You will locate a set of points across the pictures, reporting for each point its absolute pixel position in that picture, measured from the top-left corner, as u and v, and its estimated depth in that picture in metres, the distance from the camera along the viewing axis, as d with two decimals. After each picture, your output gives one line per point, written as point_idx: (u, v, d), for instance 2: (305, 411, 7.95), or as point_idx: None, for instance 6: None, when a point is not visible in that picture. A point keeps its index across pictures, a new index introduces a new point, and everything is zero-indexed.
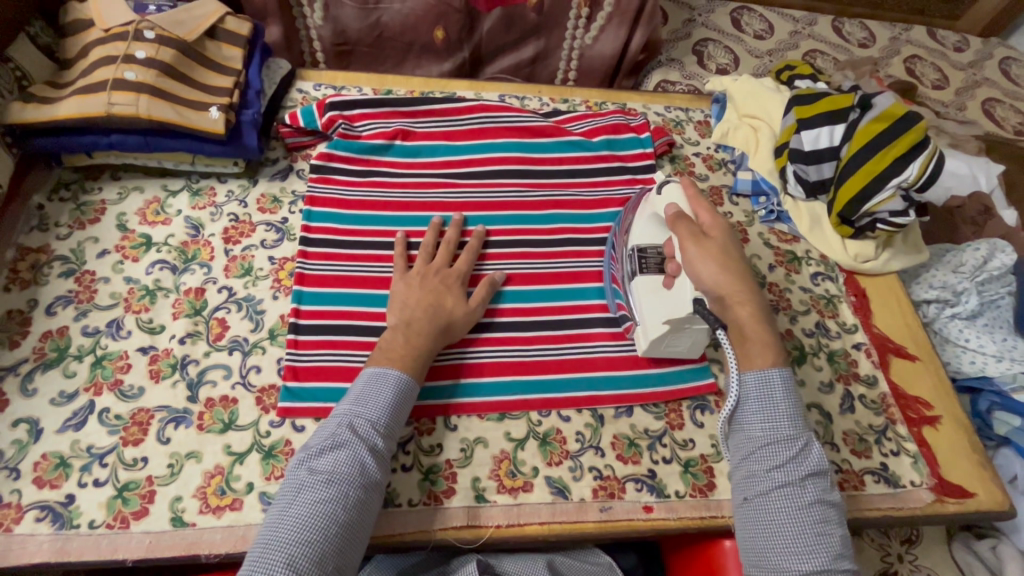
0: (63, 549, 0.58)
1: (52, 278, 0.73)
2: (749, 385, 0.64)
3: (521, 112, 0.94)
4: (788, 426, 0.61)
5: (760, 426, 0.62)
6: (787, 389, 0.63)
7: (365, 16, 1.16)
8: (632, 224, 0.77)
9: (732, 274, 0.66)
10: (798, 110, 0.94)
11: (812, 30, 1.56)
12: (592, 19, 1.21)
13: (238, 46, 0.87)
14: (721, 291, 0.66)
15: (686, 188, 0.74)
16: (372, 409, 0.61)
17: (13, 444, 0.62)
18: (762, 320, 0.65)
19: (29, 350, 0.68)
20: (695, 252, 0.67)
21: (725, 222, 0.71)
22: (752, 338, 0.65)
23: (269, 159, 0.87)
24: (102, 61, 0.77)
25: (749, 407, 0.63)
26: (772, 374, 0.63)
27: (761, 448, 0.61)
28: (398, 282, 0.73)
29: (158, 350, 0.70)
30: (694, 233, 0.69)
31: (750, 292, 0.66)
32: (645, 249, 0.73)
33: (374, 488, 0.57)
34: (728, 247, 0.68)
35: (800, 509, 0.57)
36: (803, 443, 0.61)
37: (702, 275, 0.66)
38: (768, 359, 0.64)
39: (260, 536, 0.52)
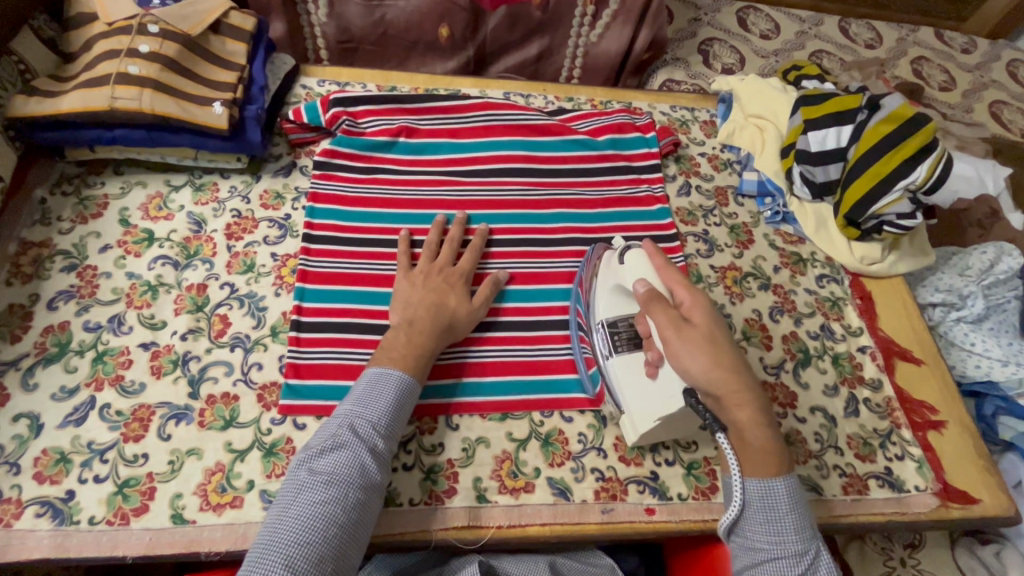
0: (63, 544, 0.58)
1: (54, 272, 0.73)
2: (752, 492, 0.57)
3: (526, 110, 0.94)
4: (796, 540, 0.56)
5: (766, 540, 0.56)
6: (793, 501, 0.57)
7: (369, 12, 1.15)
8: (598, 293, 0.73)
9: (726, 368, 0.57)
10: (806, 111, 0.94)
11: (818, 30, 1.55)
12: (597, 17, 1.21)
13: (243, 42, 0.86)
14: (710, 388, 0.57)
15: (652, 258, 0.67)
16: (373, 410, 0.60)
17: (13, 439, 0.62)
18: (762, 420, 0.57)
19: (30, 345, 0.68)
20: (676, 343, 0.58)
21: (706, 300, 0.62)
22: (753, 445, 0.57)
23: (273, 156, 0.87)
24: (105, 55, 0.76)
25: (751, 515, 0.57)
26: (776, 485, 0.57)
27: (766, 560, 0.55)
28: (401, 279, 0.73)
29: (160, 346, 0.69)
30: (673, 321, 0.60)
31: (747, 388, 0.57)
32: (617, 323, 0.70)
33: (373, 489, 0.57)
34: (715, 334, 0.59)
35: None
36: (811, 558, 0.56)
37: (690, 370, 0.58)
38: (772, 466, 0.57)
39: (259, 537, 0.52)
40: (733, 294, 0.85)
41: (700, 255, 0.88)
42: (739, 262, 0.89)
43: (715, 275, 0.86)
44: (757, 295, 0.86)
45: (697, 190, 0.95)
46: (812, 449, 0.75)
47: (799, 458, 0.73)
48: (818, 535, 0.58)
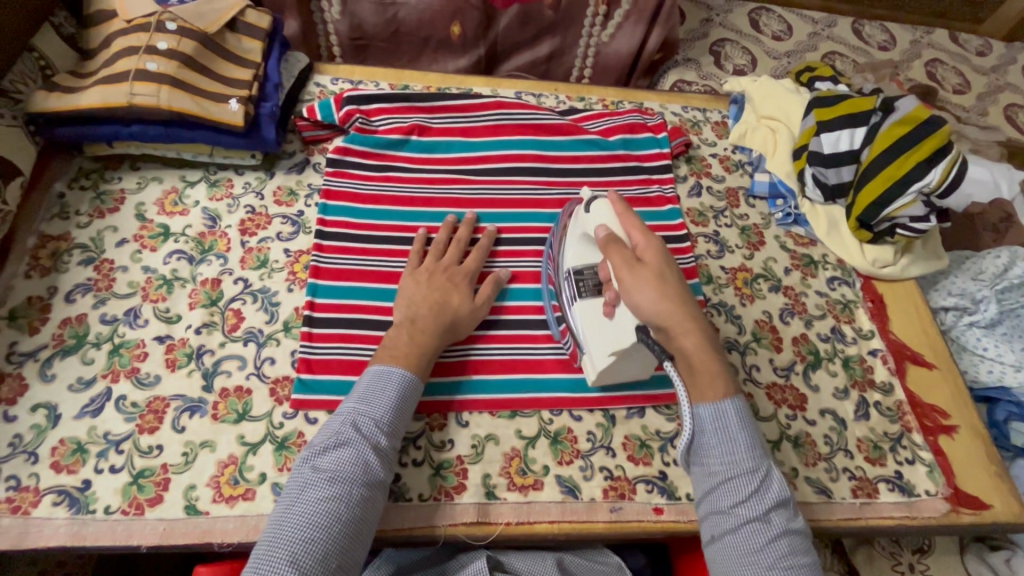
0: (80, 533, 0.59)
1: (72, 265, 0.74)
2: (703, 418, 0.59)
3: (538, 109, 0.94)
4: (747, 458, 0.57)
5: (719, 461, 0.57)
6: (742, 420, 0.58)
7: (382, 11, 1.16)
8: (568, 243, 0.73)
9: (674, 301, 0.59)
10: (818, 112, 0.93)
11: (831, 32, 1.54)
12: (609, 16, 1.21)
13: (258, 39, 0.87)
14: (659, 320, 0.59)
15: (614, 206, 0.67)
16: (375, 408, 0.61)
17: (32, 429, 0.63)
18: (708, 347, 0.59)
19: (48, 336, 0.69)
20: (628, 279, 0.60)
21: (659, 241, 0.63)
22: (700, 370, 0.59)
23: (286, 152, 0.88)
24: (124, 52, 0.77)
25: (704, 439, 0.59)
26: (725, 406, 0.58)
27: (720, 483, 0.57)
28: (406, 277, 0.73)
29: (174, 339, 0.70)
30: (626, 260, 0.61)
31: (694, 319, 0.59)
32: (582, 271, 0.70)
33: (377, 486, 0.57)
34: (664, 272, 0.61)
35: (767, 547, 0.53)
36: (763, 474, 0.56)
37: (639, 304, 0.59)
38: (719, 390, 0.59)
39: (265, 534, 0.52)
40: (743, 296, 0.85)
41: (710, 255, 0.88)
42: (750, 264, 0.89)
43: (725, 277, 0.86)
44: (768, 297, 0.86)
45: (708, 191, 0.95)
46: (821, 451, 0.74)
47: (808, 460, 0.73)
48: (772, 458, 0.59)
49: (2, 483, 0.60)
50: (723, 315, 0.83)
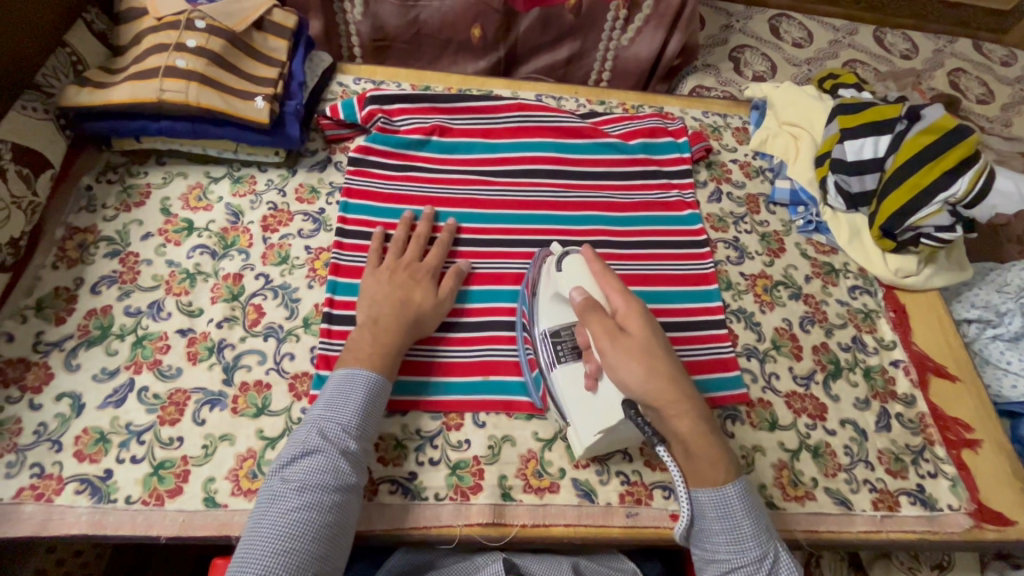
0: (101, 522, 0.59)
1: (98, 258, 0.75)
2: (703, 503, 0.58)
3: (559, 112, 0.94)
4: (754, 545, 0.57)
5: (725, 549, 0.57)
6: (745, 503, 0.58)
7: (403, 12, 1.17)
8: (542, 305, 0.70)
9: (663, 378, 0.57)
10: (842, 119, 0.92)
11: (853, 39, 1.53)
12: (630, 21, 1.21)
13: (284, 39, 0.88)
14: (648, 398, 0.57)
15: (590, 264, 0.65)
16: (342, 413, 0.60)
17: (56, 417, 0.64)
18: (703, 426, 0.57)
19: (74, 327, 0.70)
20: (613, 355, 0.57)
21: (641, 307, 0.60)
22: (697, 452, 0.57)
23: (308, 150, 0.89)
24: (154, 49, 0.79)
25: (707, 525, 0.58)
26: (726, 490, 0.58)
27: (729, 571, 0.57)
28: (368, 276, 0.73)
29: (196, 333, 0.71)
30: (609, 331, 0.58)
31: (686, 397, 0.57)
32: (559, 331, 0.68)
33: (350, 490, 0.57)
34: (650, 345, 0.58)
35: None
36: (770, 559, 0.57)
37: (626, 381, 0.57)
38: (719, 471, 0.58)
39: (239, 548, 0.53)
40: (763, 303, 0.84)
41: (730, 262, 0.88)
42: (770, 271, 0.88)
43: (745, 283, 0.86)
44: (788, 305, 0.85)
45: (728, 197, 0.94)
46: (841, 462, 0.73)
47: (828, 470, 0.72)
48: (775, 536, 0.59)
49: (27, 469, 0.61)
50: (742, 322, 0.82)
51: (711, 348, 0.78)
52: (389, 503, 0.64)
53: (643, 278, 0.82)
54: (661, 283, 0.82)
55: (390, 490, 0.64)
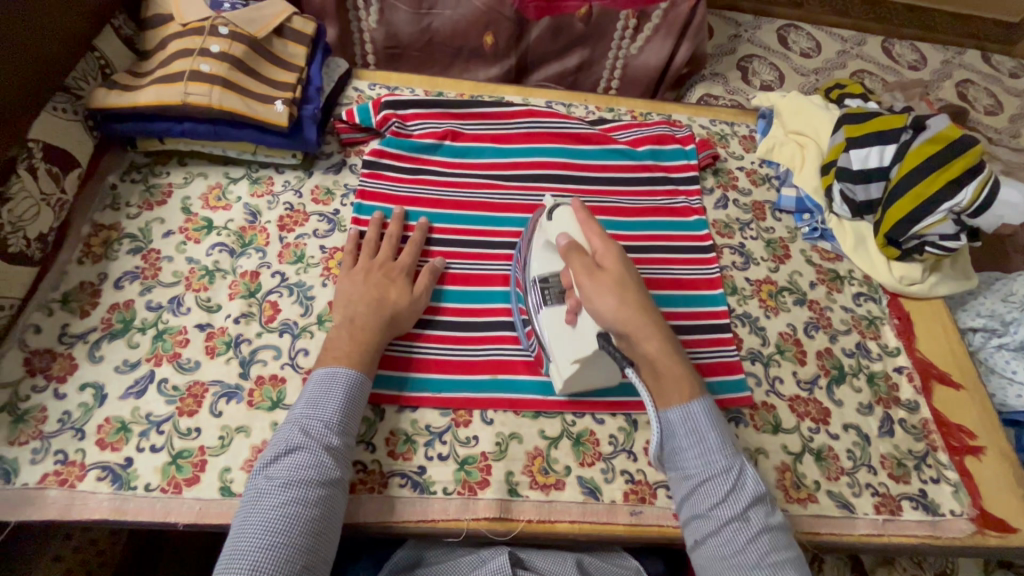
0: (121, 508, 0.61)
1: (121, 254, 0.78)
2: (672, 421, 0.63)
3: (568, 119, 0.96)
4: (721, 458, 0.60)
5: (693, 463, 0.61)
6: (711, 420, 0.62)
7: (417, 20, 1.20)
8: (533, 249, 0.73)
9: (634, 308, 0.62)
10: (848, 128, 0.94)
11: (861, 50, 1.54)
12: (639, 30, 1.23)
13: (303, 45, 0.91)
14: (620, 326, 0.62)
15: (577, 213, 0.68)
16: (323, 410, 0.62)
17: (80, 406, 0.66)
18: (669, 351, 0.63)
19: (98, 320, 0.72)
20: (590, 289, 0.62)
21: (617, 247, 0.66)
22: (664, 372, 0.63)
23: (324, 153, 0.91)
24: (179, 53, 0.82)
25: (678, 442, 0.62)
26: (692, 407, 0.62)
27: (698, 484, 0.60)
28: (342, 277, 0.74)
29: (214, 328, 0.73)
30: (587, 267, 0.64)
31: (653, 323, 0.63)
32: (548, 279, 0.70)
33: (334, 484, 0.59)
34: (623, 279, 0.64)
35: (749, 542, 0.56)
36: (738, 471, 0.60)
37: (601, 311, 0.62)
38: (685, 392, 0.63)
39: (226, 546, 0.54)
40: (767, 308, 0.86)
41: (735, 267, 0.89)
42: (775, 276, 0.89)
43: (750, 288, 0.87)
44: (793, 310, 0.86)
45: (734, 203, 0.96)
46: (844, 465, 0.74)
47: (830, 474, 0.73)
48: (745, 456, 0.62)
49: (51, 456, 0.63)
50: (746, 326, 0.83)
51: (715, 351, 0.80)
52: (399, 497, 0.65)
53: (650, 282, 0.84)
54: (667, 287, 0.84)
55: (399, 484, 0.66)
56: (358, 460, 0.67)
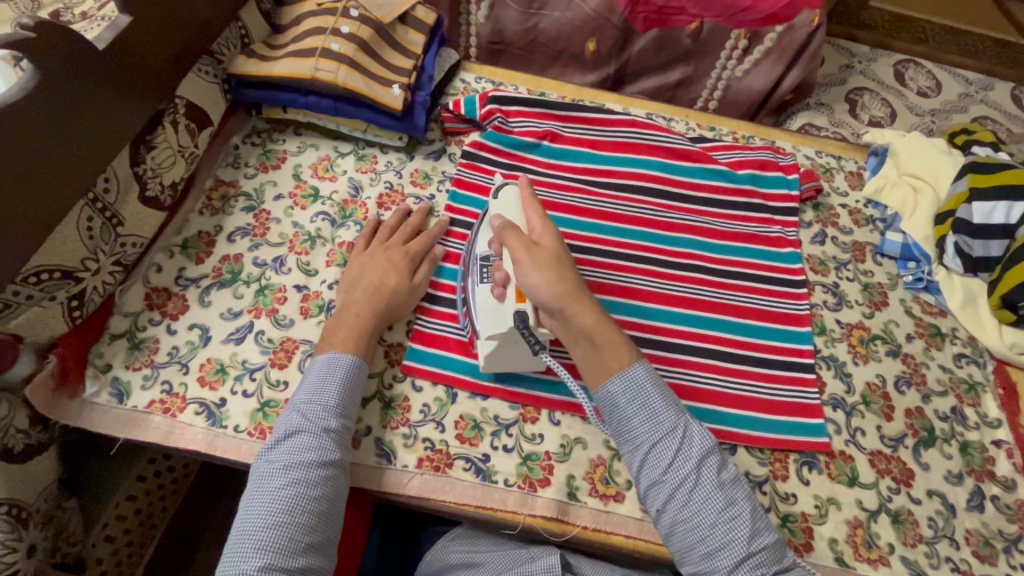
0: (212, 443, 0.67)
1: (236, 210, 0.83)
2: (617, 392, 0.62)
3: (669, 133, 0.95)
4: (667, 421, 0.61)
5: (642, 428, 0.61)
6: (654, 381, 0.63)
7: (525, 20, 1.22)
8: (481, 230, 0.74)
9: (568, 281, 0.64)
10: (973, 178, 0.88)
11: (986, 95, 1.44)
12: (748, 51, 1.20)
13: (422, 34, 0.94)
14: (552, 302, 0.63)
15: (523, 191, 0.72)
16: (320, 395, 0.63)
17: (187, 344, 0.72)
18: (605, 322, 0.64)
19: (210, 268, 0.78)
20: (526, 262, 0.63)
21: (554, 228, 0.68)
22: (602, 344, 0.63)
23: (427, 139, 0.94)
24: (313, 31, 0.87)
25: (623, 412, 0.62)
26: (636, 373, 0.63)
27: (648, 449, 0.60)
28: (353, 259, 0.77)
29: (310, 291, 0.78)
30: (525, 243, 0.65)
31: (586, 298, 0.64)
32: (489, 258, 0.70)
33: (335, 465, 0.60)
34: (559, 256, 0.66)
35: (704, 498, 0.57)
36: (685, 433, 0.60)
37: (536, 286, 0.62)
38: (624, 361, 0.63)
39: (235, 527, 0.56)
40: (857, 354, 0.81)
41: (827, 306, 0.85)
42: (869, 323, 0.84)
43: (840, 331, 0.83)
44: (884, 361, 0.81)
45: (832, 240, 0.92)
46: (923, 533, 0.70)
47: (907, 539, 0.69)
48: (689, 413, 0.63)
49: (159, 385, 0.69)
50: (832, 370, 0.80)
51: (796, 391, 0.77)
52: (461, 479, 0.67)
53: (733, 308, 0.82)
54: (753, 317, 0.82)
55: (463, 467, 0.68)
56: (427, 437, 0.69)
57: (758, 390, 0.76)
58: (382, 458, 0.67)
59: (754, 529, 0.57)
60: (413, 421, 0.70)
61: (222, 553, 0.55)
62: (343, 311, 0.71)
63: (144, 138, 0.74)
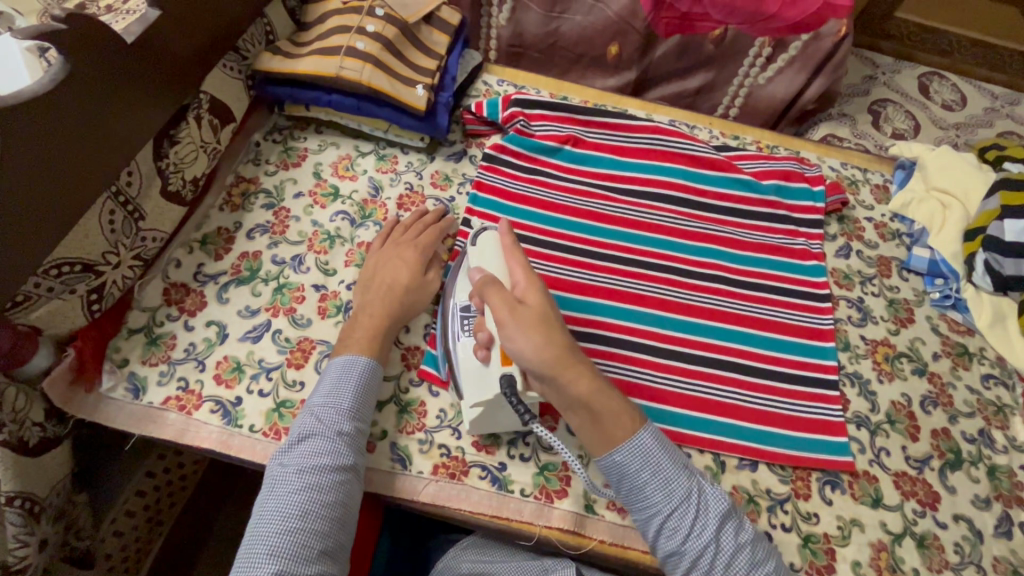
0: (227, 442, 0.66)
1: (256, 207, 0.83)
2: (624, 461, 0.60)
3: (693, 141, 0.93)
4: (680, 488, 0.58)
5: (656, 497, 0.58)
6: (661, 442, 0.60)
7: (547, 22, 1.21)
8: (458, 281, 0.73)
9: (557, 345, 0.59)
10: (1005, 195, 0.86)
11: (1012, 110, 1.41)
12: (772, 60, 1.18)
13: (446, 34, 0.94)
14: (543, 370, 0.59)
15: (504, 237, 0.69)
16: (334, 399, 0.62)
17: (204, 341, 0.71)
18: (599, 386, 0.60)
19: (229, 265, 0.78)
20: (510, 325, 0.59)
21: (540, 282, 0.64)
22: (598, 410, 0.60)
23: (448, 140, 0.94)
24: (338, 29, 0.87)
25: (634, 482, 0.60)
26: (641, 436, 0.60)
27: (664, 519, 0.58)
28: (370, 255, 0.77)
29: (328, 291, 0.77)
30: (508, 302, 0.61)
31: (578, 361, 0.60)
32: (469, 310, 0.69)
33: (349, 471, 0.59)
34: (546, 315, 0.61)
35: (727, 565, 0.56)
36: (700, 497, 0.58)
37: (523, 351, 0.59)
38: (623, 425, 0.60)
39: (248, 531, 0.55)
40: (882, 371, 0.80)
41: (851, 322, 0.83)
42: (894, 340, 0.83)
43: (864, 347, 0.81)
44: (910, 379, 0.79)
45: (857, 254, 0.90)
46: (949, 559, 0.68)
47: (932, 564, 0.67)
48: (699, 471, 0.61)
49: (175, 381, 0.69)
50: (856, 387, 0.78)
51: (819, 408, 0.75)
52: (477, 488, 0.66)
53: (756, 321, 0.80)
54: (776, 330, 0.80)
55: (479, 475, 0.67)
56: (442, 444, 0.68)
57: (780, 405, 0.74)
58: (396, 463, 0.66)
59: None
60: (429, 427, 0.69)
61: (234, 559, 0.54)
62: (360, 313, 0.70)
63: (167, 132, 0.74)
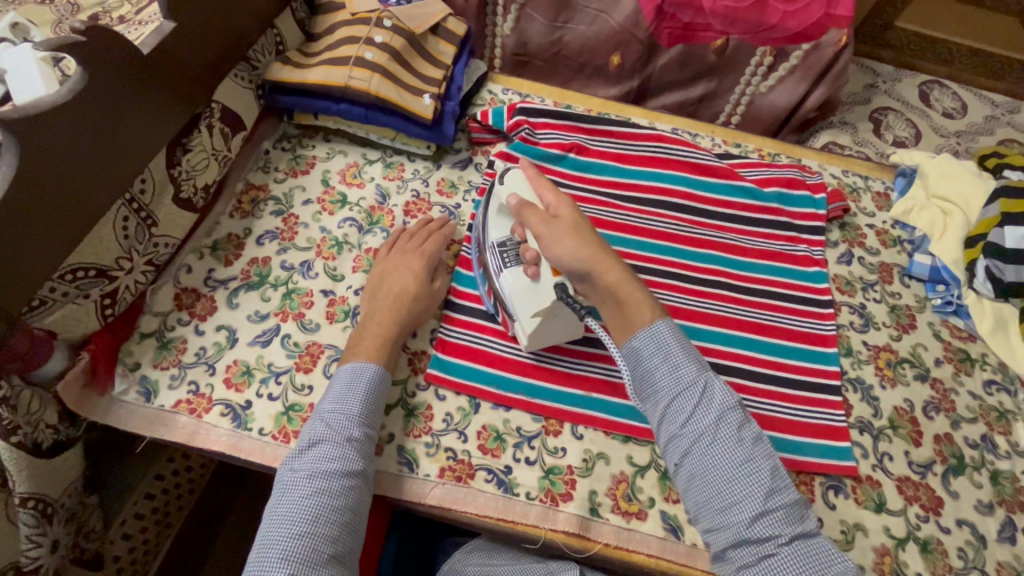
0: (237, 445, 0.67)
1: (266, 214, 0.84)
2: (640, 348, 0.62)
3: (695, 149, 0.94)
4: (687, 376, 0.59)
5: (664, 383, 0.60)
6: (677, 335, 0.62)
7: (551, 32, 1.23)
8: (489, 219, 0.75)
9: (591, 245, 0.65)
10: (1005, 203, 0.86)
11: (1012, 118, 1.43)
12: (773, 68, 1.20)
13: (453, 45, 0.96)
14: (581, 268, 0.64)
15: (526, 171, 0.72)
16: (345, 404, 0.63)
17: (214, 345, 0.73)
18: (630, 279, 0.64)
19: (238, 270, 0.79)
20: (548, 235, 0.66)
21: (568, 198, 0.69)
22: (627, 300, 0.63)
23: (454, 148, 0.95)
24: (346, 39, 0.88)
25: (646, 367, 0.62)
26: (660, 326, 0.62)
27: (669, 404, 0.60)
28: (380, 261, 0.78)
29: (336, 296, 0.78)
30: (543, 218, 0.67)
31: (612, 257, 0.65)
32: (505, 242, 0.72)
33: (358, 476, 0.60)
34: (578, 223, 0.67)
35: (723, 453, 0.56)
36: (706, 389, 0.59)
37: (564, 255, 0.65)
38: (651, 313, 0.63)
39: (258, 536, 0.56)
40: (884, 377, 0.80)
41: (853, 328, 0.84)
42: (896, 345, 0.83)
43: (866, 353, 0.82)
44: (912, 385, 0.80)
45: (859, 261, 0.91)
46: (952, 564, 0.68)
47: (936, 569, 0.67)
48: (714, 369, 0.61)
49: (185, 385, 0.70)
50: (859, 393, 0.78)
51: (821, 413, 0.76)
52: (483, 491, 0.67)
53: (759, 327, 0.81)
54: (778, 336, 0.81)
55: (485, 478, 0.67)
56: (449, 447, 0.69)
57: (783, 411, 0.75)
58: (403, 466, 0.67)
59: (773, 487, 0.55)
60: (436, 430, 0.70)
61: (246, 562, 0.55)
62: (368, 320, 0.71)
63: (180, 140, 0.75)
